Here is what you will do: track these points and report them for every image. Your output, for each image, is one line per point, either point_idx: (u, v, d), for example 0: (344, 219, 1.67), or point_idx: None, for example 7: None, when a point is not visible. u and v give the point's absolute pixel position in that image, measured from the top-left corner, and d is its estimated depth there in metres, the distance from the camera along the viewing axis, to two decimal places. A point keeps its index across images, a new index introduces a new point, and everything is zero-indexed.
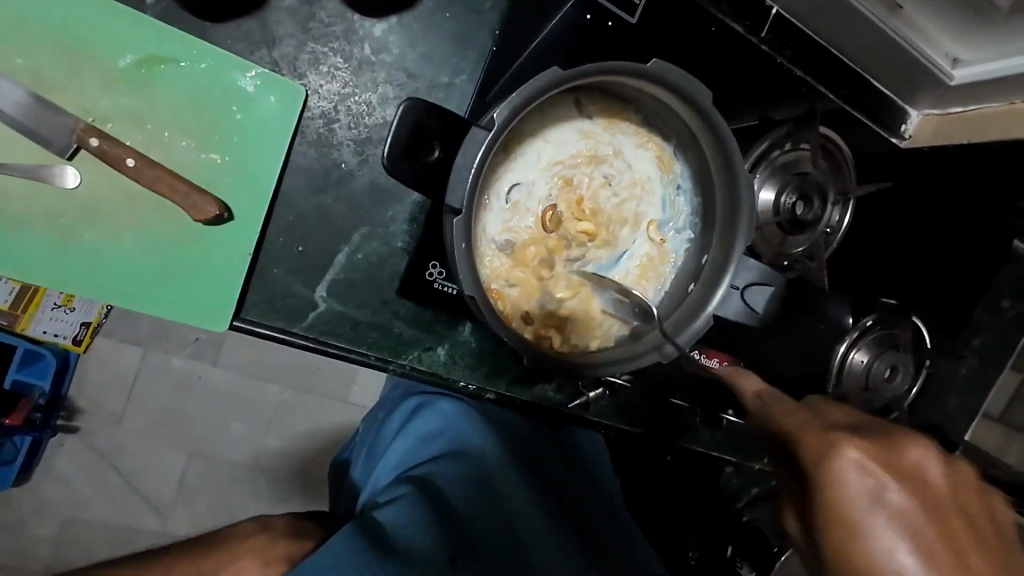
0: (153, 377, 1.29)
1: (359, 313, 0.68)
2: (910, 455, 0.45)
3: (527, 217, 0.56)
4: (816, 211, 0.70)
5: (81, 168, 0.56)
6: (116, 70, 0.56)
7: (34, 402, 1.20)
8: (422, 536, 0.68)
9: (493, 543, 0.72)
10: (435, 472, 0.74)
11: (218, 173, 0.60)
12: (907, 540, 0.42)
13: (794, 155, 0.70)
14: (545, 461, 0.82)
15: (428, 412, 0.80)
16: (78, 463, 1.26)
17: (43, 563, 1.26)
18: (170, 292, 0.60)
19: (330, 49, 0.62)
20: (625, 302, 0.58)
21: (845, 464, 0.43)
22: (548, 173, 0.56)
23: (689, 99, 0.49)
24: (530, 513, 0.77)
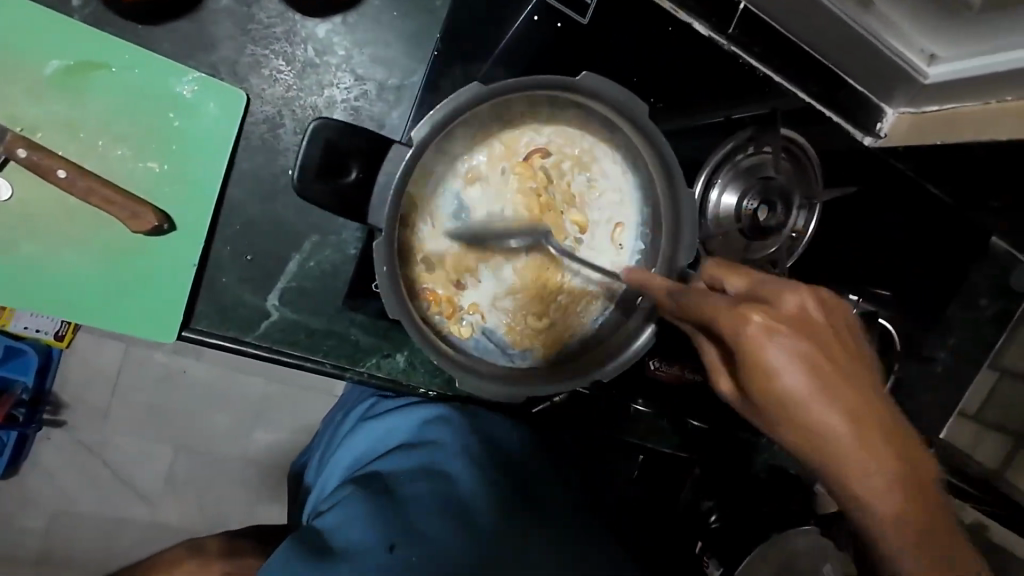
0: (133, 373, 1.16)
1: (313, 321, 0.66)
2: (786, 302, 0.43)
3: (471, 232, 0.55)
4: (778, 217, 0.68)
5: (12, 180, 0.54)
6: (43, 77, 0.54)
7: (18, 398, 1.07)
8: (360, 532, 0.61)
9: (440, 535, 0.60)
10: (382, 467, 0.70)
11: (158, 182, 0.59)
12: (829, 383, 0.41)
13: (757, 159, 0.68)
14: (505, 445, 0.72)
15: (381, 414, 0.78)
16: (63, 455, 1.15)
17: (30, 556, 1.15)
18: (115, 303, 0.59)
19: (271, 52, 0.59)
20: (572, 317, 0.58)
21: (750, 328, 0.40)
22: (495, 189, 0.56)
23: (623, 111, 0.49)
24: (486, 507, 0.64)
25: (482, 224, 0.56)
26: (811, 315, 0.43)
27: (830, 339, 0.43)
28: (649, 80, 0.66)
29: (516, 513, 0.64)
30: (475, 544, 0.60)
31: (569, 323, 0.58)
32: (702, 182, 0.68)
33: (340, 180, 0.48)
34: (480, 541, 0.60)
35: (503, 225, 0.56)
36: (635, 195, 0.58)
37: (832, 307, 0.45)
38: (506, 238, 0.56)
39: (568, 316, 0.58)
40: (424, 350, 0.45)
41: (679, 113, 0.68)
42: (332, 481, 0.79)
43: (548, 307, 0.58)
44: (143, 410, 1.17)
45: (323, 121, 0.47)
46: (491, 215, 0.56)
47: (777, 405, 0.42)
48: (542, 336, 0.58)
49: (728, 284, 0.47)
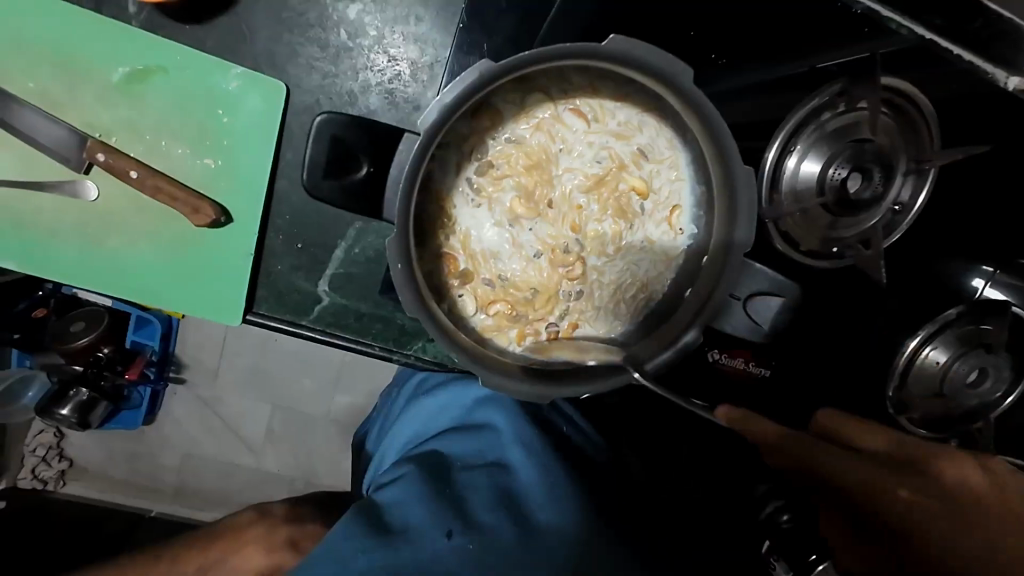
0: (238, 343, 1.22)
1: (362, 305, 0.67)
2: (825, 419, 0.62)
3: (504, 221, 0.53)
4: (875, 187, 0.57)
5: (98, 182, 0.61)
6: (113, 85, 0.59)
7: (148, 359, 1.15)
8: (420, 515, 0.58)
9: (499, 524, 0.56)
10: (439, 447, 0.66)
11: (215, 177, 0.62)
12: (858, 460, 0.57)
13: (849, 118, 0.56)
14: (562, 431, 0.67)
15: (432, 391, 0.74)
16: (190, 409, 1.25)
17: (169, 489, 1.28)
18: (188, 290, 0.65)
19: (306, 39, 0.59)
20: (617, 306, 0.53)
21: (792, 432, 0.60)
22: (521, 178, 0.52)
23: (658, 79, 0.42)
24: (544, 496, 0.59)
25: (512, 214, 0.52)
26: (852, 436, 0.61)
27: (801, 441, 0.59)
28: (708, 33, 0.57)
29: (579, 503, 0.59)
30: (532, 537, 0.56)
31: (614, 311, 0.53)
32: (776, 149, 0.58)
33: (347, 177, 0.49)
34: (539, 535, 0.56)
35: (535, 218, 0.53)
36: (684, 168, 0.51)
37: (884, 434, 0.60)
38: (537, 228, 0.53)
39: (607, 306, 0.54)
40: (440, 343, 0.43)
41: (746, 70, 0.58)
42: (390, 456, 0.75)
43: (588, 293, 0.54)
44: (247, 375, 1.24)
45: (325, 118, 0.48)
46: (520, 206, 0.52)
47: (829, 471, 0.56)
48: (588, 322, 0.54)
49: (769, 430, 0.60)
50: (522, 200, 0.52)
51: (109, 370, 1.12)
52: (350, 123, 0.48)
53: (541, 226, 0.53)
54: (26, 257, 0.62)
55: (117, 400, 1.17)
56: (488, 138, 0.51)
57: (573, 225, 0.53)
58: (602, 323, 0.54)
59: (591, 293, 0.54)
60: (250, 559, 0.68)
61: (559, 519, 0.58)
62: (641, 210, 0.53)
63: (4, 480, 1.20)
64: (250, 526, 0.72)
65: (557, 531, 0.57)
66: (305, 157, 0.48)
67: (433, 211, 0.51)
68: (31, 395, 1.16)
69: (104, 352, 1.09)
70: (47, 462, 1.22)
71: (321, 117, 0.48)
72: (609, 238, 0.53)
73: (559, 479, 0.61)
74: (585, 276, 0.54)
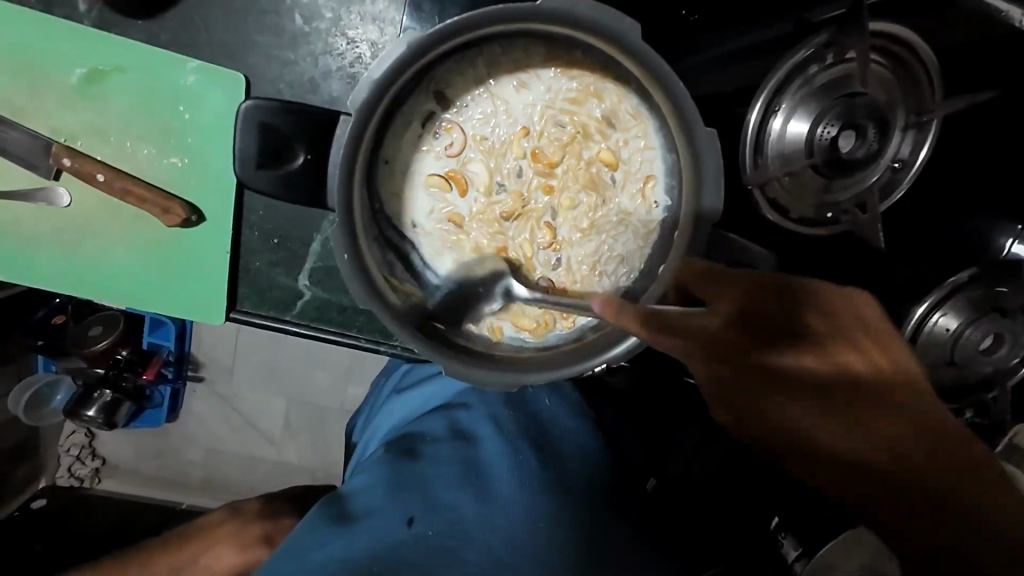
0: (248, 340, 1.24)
1: (344, 299, 0.67)
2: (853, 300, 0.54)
3: (446, 215, 0.50)
4: (870, 145, 0.53)
5: (69, 187, 0.61)
6: (72, 87, 0.58)
7: (165, 359, 1.17)
8: (383, 501, 0.56)
9: (464, 505, 0.54)
10: (412, 429, 0.66)
11: (182, 176, 0.61)
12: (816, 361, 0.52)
13: (839, 71, 0.52)
14: (537, 407, 0.66)
15: (416, 383, 0.74)
16: (204, 406, 1.28)
17: (193, 483, 1.32)
18: (173, 289, 0.65)
19: (262, 27, 0.57)
20: (600, 281, 0.50)
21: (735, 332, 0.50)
22: (472, 161, 0.50)
23: (610, 38, 0.39)
24: (510, 472, 0.57)
25: (459, 207, 0.50)
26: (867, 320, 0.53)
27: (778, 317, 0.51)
28: None
29: (553, 486, 0.57)
30: (497, 514, 0.54)
31: (598, 282, 0.50)
32: (760, 110, 0.54)
33: (284, 168, 0.46)
34: (503, 514, 0.54)
35: (489, 203, 0.50)
36: (654, 137, 0.48)
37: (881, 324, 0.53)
38: (499, 207, 0.50)
39: (589, 281, 0.50)
40: (383, 322, 0.41)
41: (721, 29, 0.55)
42: (372, 446, 0.74)
43: (568, 266, 0.51)
44: (256, 372, 1.26)
45: (251, 107, 0.46)
46: (475, 185, 0.50)
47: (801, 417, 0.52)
48: (574, 299, 0.50)
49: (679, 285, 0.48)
50: (458, 188, 0.50)
51: (129, 371, 1.13)
52: (280, 111, 0.46)
53: (506, 207, 0.50)
54: (13, 267, 0.62)
55: (140, 400, 1.18)
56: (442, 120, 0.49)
57: (541, 196, 0.50)
58: (590, 296, 0.50)
59: (572, 267, 0.51)
60: (232, 553, 0.69)
61: (531, 497, 0.55)
62: (613, 183, 0.50)
63: (44, 477, 1.25)
64: (227, 522, 0.73)
65: (523, 508, 0.54)
66: (238, 150, 0.46)
67: (393, 188, 0.49)
68: (60, 399, 1.17)
69: (123, 353, 1.11)
70: (82, 460, 1.27)
71: (247, 105, 0.46)
72: (581, 212, 0.50)
73: (532, 458, 0.59)
74: (553, 248, 0.51)
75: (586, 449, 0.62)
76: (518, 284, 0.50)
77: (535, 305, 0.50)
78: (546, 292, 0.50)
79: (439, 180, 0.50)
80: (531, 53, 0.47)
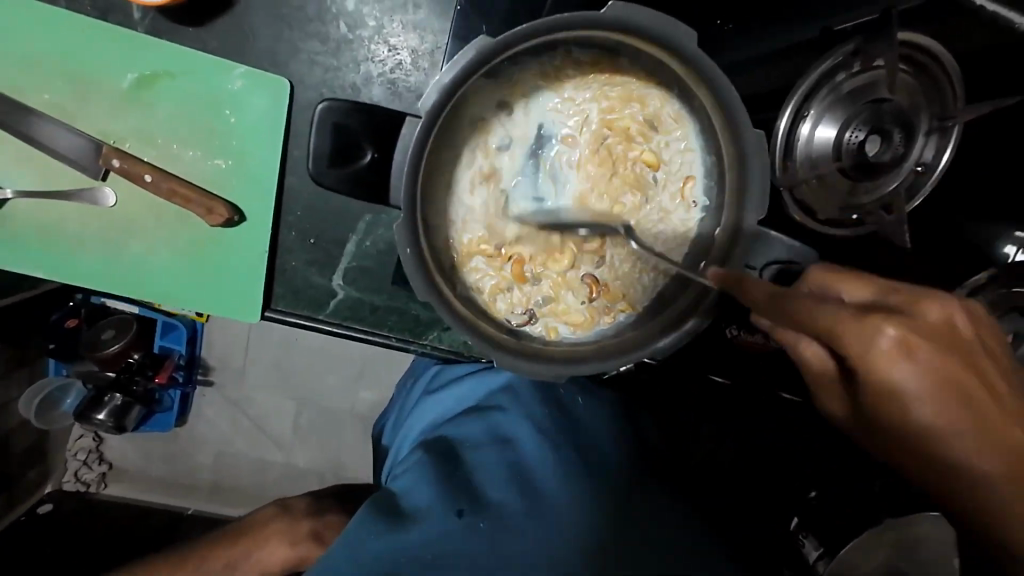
0: (261, 342, 1.26)
1: (376, 298, 0.68)
2: (930, 315, 0.41)
3: (489, 213, 0.52)
4: (895, 148, 0.54)
5: (116, 188, 0.62)
6: (123, 91, 0.60)
7: (176, 363, 1.17)
8: (431, 497, 0.59)
9: (509, 500, 0.58)
10: (451, 431, 0.67)
11: (226, 176, 0.63)
12: (951, 399, 0.40)
13: (866, 79, 0.54)
14: (568, 407, 0.67)
15: (448, 383, 0.75)
16: (219, 411, 1.29)
17: (203, 485, 1.32)
18: (210, 287, 0.67)
19: (307, 34, 0.59)
20: (641, 276, 0.52)
21: (881, 342, 0.38)
22: (514, 164, 0.52)
23: (665, 43, 0.41)
24: (551, 468, 0.60)
25: (498, 203, 0.52)
26: (958, 328, 0.41)
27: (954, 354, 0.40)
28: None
29: (595, 479, 0.59)
30: (542, 507, 0.57)
31: (639, 278, 0.52)
32: (789, 116, 0.56)
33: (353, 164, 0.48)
34: (549, 506, 0.57)
35: (533, 206, 0.52)
36: (694, 138, 0.49)
37: (976, 316, 0.43)
38: (540, 206, 0.53)
39: (631, 277, 0.52)
40: (449, 324, 0.43)
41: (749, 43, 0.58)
42: (406, 449, 0.75)
43: (608, 264, 0.53)
44: (273, 374, 1.27)
45: (328, 104, 0.48)
46: (515, 187, 0.52)
47: (941, 465, 0.43)
48: (616, 294, 0.53)
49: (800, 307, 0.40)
50: (501, 185, 0.52)
51: (140, 375, 1.13)
52: (354, 110, 0.48)
53: (545, 204, 0.53)
54: (52, 265, 0.63)
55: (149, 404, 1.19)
56: (488, 124, 0.51)
57: (579, 194, 0.52)
58: (630, 292, 0.52)
59: (610, 266, 0.53)
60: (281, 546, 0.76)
61: (575, 489, 0.58)
62: (653, 181, 0.52)
63: (50, 482, 1.24)
64: (274, 520, 0.78)
65: (570, 502, 0.57)
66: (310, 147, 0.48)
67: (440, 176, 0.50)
68: (71, 402, 1.17)
69: (134, 357, 1.10)
70: (88, 465, 1.28)
71: (325, 104, 0.48)
72: (617, 210, 0.52)
73: (573, 455, 0.61)
74: (592, 244, 0.52)
75: (622, 446, 0.64)
76: (561, 283, 0.53)
77: (576, 302, 0.53)
78: (589, 289, 0.52)
79: (479, 178, 0.52)
80: (577, 64, 0.49)
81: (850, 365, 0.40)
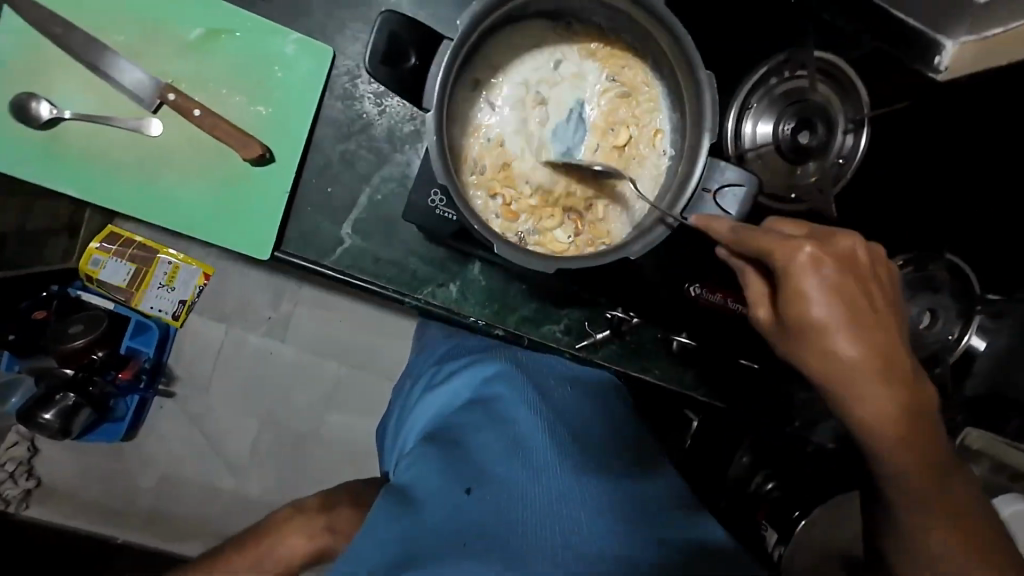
0: (235, 348, 1.28)
1: (379, 250, 0.76)
2: (841, 244, 0.48)
3: (497, 142, 0.62)
4: (819, 137, 0.69)
5: (164, 121, 0.70)
6: (189, 41, 0.70)
7: (142, 365, 1.18)
8: (437, 481, 0.61)
9: (516, 475, 0.59)
10: (450, 421, 0.71)
11: (265, 122, 0.72)
12: (867, 331, 0.47)
13: (794, 84, 0.69)
14: (557, 394, 0.73)
15: (447, 377, 0.79)
16: (174, 423, 1.26)
17: (142, 512, 1.26)
18: (231, 224, 0.73)
19: (354, 16, 0.72)
20: (618, 213, 0.63)
21: (798, 257, 0.47)
22: (522, 97, 0.61)
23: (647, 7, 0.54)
24: (550, 447, 0.63)
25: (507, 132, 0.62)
26: (859, 257, 0.49)
27: (864, 291, 0.48)
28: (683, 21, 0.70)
29: (594, 464, 0.63)
30: (549, 483, 0.58)
31: (614, 217, 0.63)
32: (736, 110, 0.70)
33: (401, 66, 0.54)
34: (555, 483, 0.59)
35: (528, 145, 0.62)
36: (663, 104, 0.62)
37: (877, 255, 0.50)
38: (542, 137, 0.62)
39: (611, 213, 0.63)
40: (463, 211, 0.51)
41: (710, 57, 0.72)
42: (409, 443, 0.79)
43: (590, 202, 0.63)
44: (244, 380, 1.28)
45: (391, 12, 0.54)
46: (522, 120, 0.62)
47: (860, 408, 0.48)
48: (596, 229, 0.63)
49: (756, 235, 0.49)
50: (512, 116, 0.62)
51: (100, 374, 1.13)
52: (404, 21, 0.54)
53: (547, 134, 0.62)
54: (87, 185, 0.69)
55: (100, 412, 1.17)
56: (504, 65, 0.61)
57: (575, 132, 0.62)
58: (608, 227, 0.62)
59: (592, 203, 0.63)
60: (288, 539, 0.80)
61: (576, 468, 0.61)
62: (630, 135, 0.62)
63: None
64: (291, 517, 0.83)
65: (568, 479, 0.59)
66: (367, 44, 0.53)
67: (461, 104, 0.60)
68: (14, 401, 1.17)
69: (98, 355, 1.11)
70: (14, 481, 1.19)
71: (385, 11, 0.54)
72: (602, 154, 0.63)
73: (568, 437, 0.66)
74: (580, 182, 0.63)
75: (607, 437, 0.69)
76: (552, 215, 0.63)
77: (562, 232, 0.63)
78: (574, 224, 0.63)
79: (491, 111, 0.61)
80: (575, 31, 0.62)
81: (777, 269, 0.48)
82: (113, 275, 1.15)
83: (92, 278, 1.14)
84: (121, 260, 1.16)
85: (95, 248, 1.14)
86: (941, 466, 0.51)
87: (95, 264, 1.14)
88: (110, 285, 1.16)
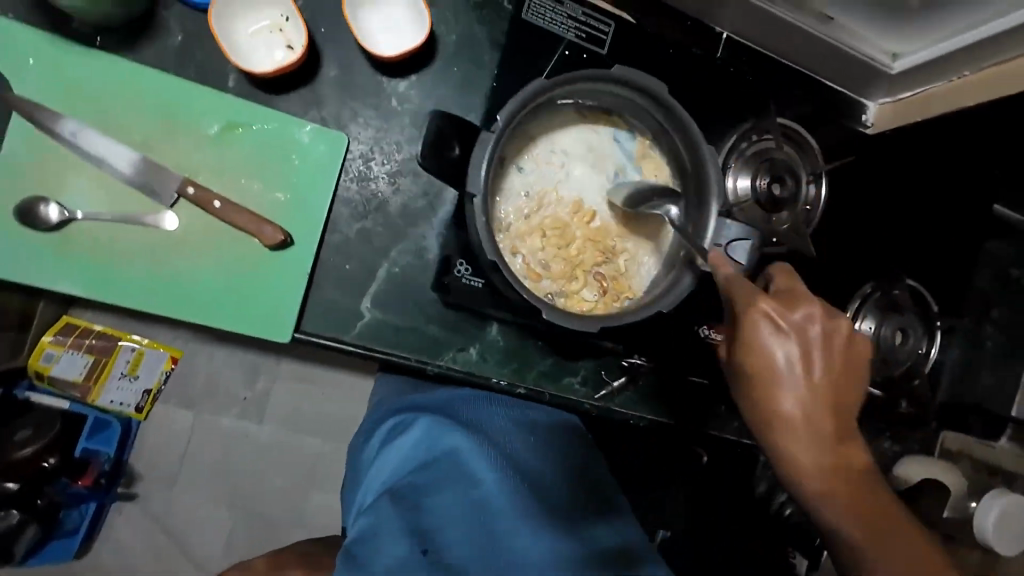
0: (206, 434, 1.20)
1: (399, 320, 0.77)
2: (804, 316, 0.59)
3: (528, 208, 0.70)
4: (789, 188, 0.79)
5: (178, 213, 0.71)
6: (206, 135, 0.72)
7: (101, 467, 1.09)
8: (390, 546, 0.57)
9: (472, 541, 0.56)
10: (408, 479, 0.63)
11: (283, 206, 0.74)
12: (805, 389, 0.58)
13: (762, 145, 0.80)
14: (518, 444, 0.66)
15: (403, 427, 0.70)
16: (136, 530, 1.16)
17: None
18: (247, 307, 0.73)
19: (366, 105, 0.77)
20: (637, 269, 0.72)
21: (758, 310, 0.57)
22: (549, 170, 0.71)
23: (654, 96, 0.64)
24: (512, 509, 0.57)
25: (537, 199, 0.70)
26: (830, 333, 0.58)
27: (835, 358, 0.59)
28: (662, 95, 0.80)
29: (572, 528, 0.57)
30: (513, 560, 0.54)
31: (634, 273, 0.72)
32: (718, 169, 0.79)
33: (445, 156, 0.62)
34: (515, 557, 0.54)
35: (557, 208, 0.71)
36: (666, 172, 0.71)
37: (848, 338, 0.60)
38: (567, 204, 0.71)
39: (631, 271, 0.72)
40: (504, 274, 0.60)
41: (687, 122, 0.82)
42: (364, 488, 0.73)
43: (612, 260, 0.71)
44: (224, 468, 1.20)
45: (434, 113, 0.62)
46: (549, 189, 0.71)
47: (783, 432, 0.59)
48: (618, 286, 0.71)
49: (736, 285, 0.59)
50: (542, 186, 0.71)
51: (50, 483, 1.02)
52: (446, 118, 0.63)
53: (571, 201, 0.71)
54: (98, 283, 0.69)
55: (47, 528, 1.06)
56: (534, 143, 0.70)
57: (595, 200, 0.72)
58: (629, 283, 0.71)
59: (613, 260, 0.71)
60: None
61: (545, 541, 0.55)
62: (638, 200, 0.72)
63: None
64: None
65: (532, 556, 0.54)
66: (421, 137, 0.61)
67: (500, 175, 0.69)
68: None
69: (49, 463, 1.02)
70: None
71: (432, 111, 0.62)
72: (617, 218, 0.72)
73: (538, 491, 0.60)
74: (601, 242, 0.71)
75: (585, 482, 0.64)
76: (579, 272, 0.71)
77: (588, 289, 0.70)
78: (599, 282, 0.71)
79: (523, 183, 0.70)
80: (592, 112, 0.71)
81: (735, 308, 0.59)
82: (67, 369, 1.06)
83: (43, 376, 1.05)
84: (77, 352, 1.07)
85: (47, 342, 1.06)
86: (877, 516, 0.57)
87: (47, 360, 1.05)
88: (63, 382, 1.06)
